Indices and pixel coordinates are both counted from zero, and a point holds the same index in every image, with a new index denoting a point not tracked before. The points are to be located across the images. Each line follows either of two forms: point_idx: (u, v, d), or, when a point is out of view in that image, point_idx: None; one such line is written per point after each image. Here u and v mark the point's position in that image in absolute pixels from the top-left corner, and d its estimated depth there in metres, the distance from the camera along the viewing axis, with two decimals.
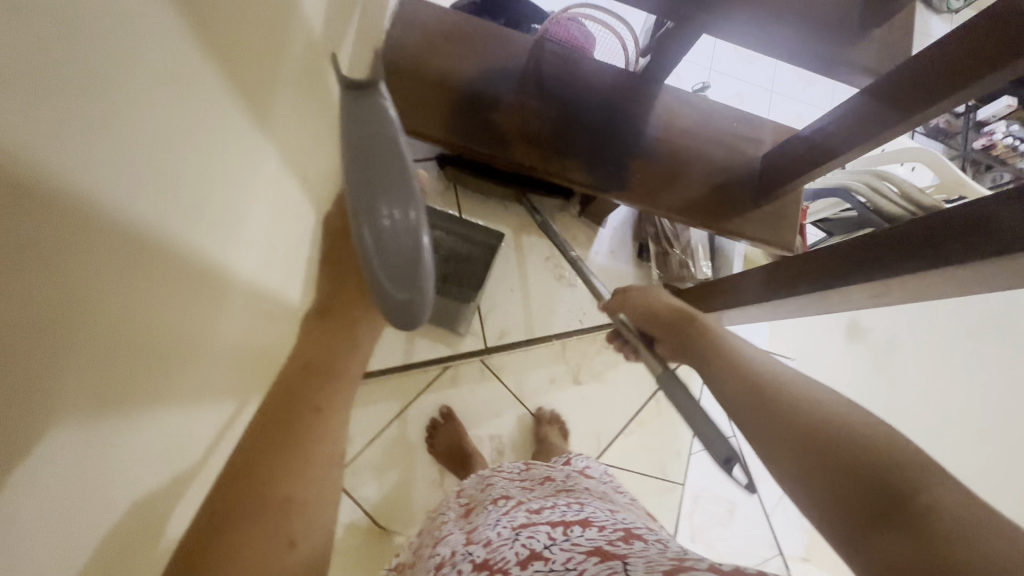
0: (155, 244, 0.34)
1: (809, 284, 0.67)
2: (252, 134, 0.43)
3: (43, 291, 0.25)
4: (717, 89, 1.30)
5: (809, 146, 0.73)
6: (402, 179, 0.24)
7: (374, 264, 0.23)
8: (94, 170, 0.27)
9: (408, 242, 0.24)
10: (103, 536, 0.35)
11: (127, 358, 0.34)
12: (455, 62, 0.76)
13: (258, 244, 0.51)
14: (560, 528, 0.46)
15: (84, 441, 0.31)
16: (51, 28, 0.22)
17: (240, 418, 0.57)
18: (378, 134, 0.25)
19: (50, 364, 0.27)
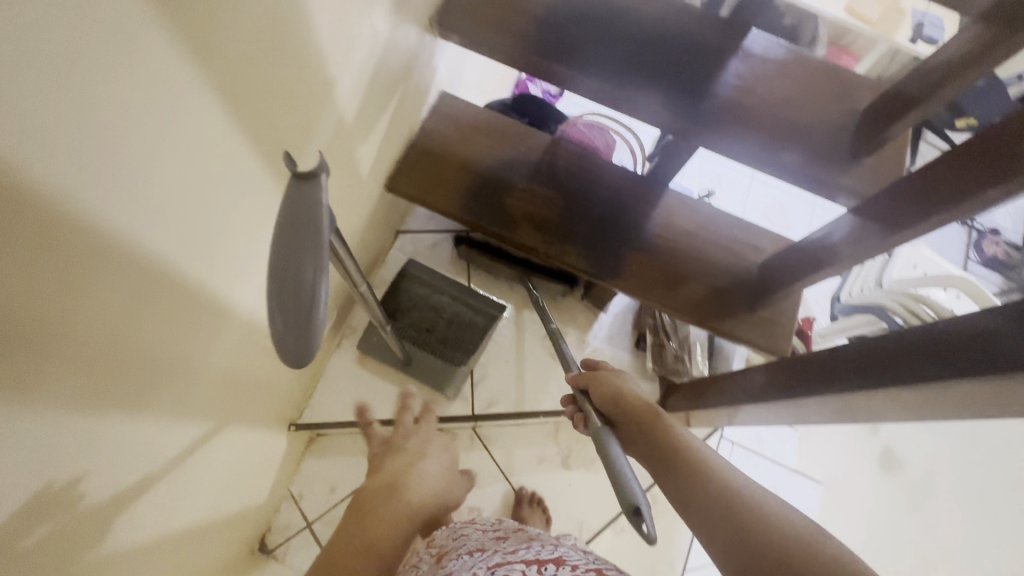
0: (161, 276, 0.41)
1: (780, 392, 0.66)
2: (269, 192, 0.52)
3: (49, 299, 0.31)
4: (760, 198, 1.38)
5: (798, 257, 0.75)
6: (317, 254, 0.28)
7: (278, 299, 0.27)
8: (121, 209, 0.34)
9: (304, 305, 0.27)
10: (56, 522, 0.39)
11: (115, 368, 0.40)
12: (477, 150, 0.86)
13: (262, 285, 0.58)
14: (535, 566, 0.47)
15: (61, 428, 0.36)
16: (114, 107, 0.31)
17: (214, 440, 0.61)
18: (306, 214, 0.27)
19: (43, 356, 0.33)
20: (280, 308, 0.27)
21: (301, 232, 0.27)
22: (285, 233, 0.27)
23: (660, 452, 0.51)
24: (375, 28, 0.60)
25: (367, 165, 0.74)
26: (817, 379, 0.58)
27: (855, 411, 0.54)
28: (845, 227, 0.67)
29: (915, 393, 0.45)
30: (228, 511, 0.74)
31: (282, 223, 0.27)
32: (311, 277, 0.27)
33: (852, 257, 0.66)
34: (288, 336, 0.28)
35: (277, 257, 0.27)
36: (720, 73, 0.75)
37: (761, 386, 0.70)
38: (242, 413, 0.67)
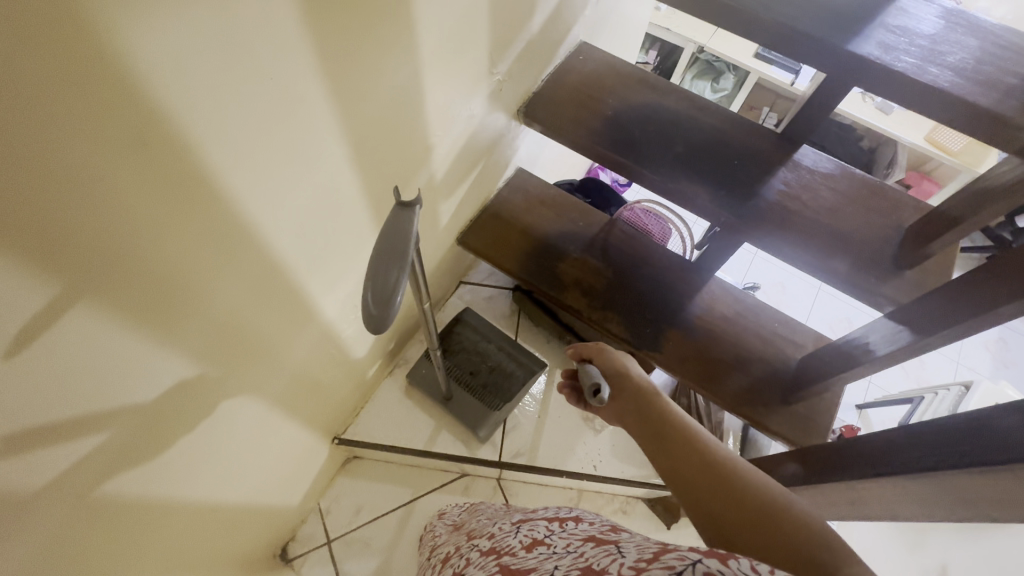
0: (273, 267, 0.53)
1: (802, 483, 0.66)
2: (366, 225, 0.65)
3: (198, 265, 0.44)
4: (824, 309, 1.39)
5: (834, 355, 0.77)
6: (403, 251, 0.37)
7: (371, 280, 0.36)
8: (260, 214, 0.47)
9: (391, 285, 0.36)
10: (150, 449, 0.50)
11: (223, 333, 0.51)
12: (541, 219, 0.98)
13: (344, 300, 0.70)
14: (557, 522, 0.50)
15: (177, 369, 0.48)
16: (275, 146, 0.45)
17: (274, 428, 0.71)
18: (401, 228, 0.38)
19: (184, 304, 0.44)
20: (371, 285, 0.36)
21: (394, 237, 0.37)
22: (384, 237, 0.38)
23: (651, 420, 0.55)
24: (471, 111, 0.75)
25: (445, 218, 0.87)
26: (841, 470, 0.59)
27: (875, 502, 0.55)
28: (885, 328, 0.69)
29: (925, 482, 0.47)
30: (264, 502, 0.81)
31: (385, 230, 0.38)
32: (393, 268, 0.37)
33: (884, 359, 0.68)
34: (370, 305, 0.36)
35: (375, 253, 0.37)
36: (769, 179, 0.82)
37: (786, 478, 0.71)
38: (300, 410, 0.77)
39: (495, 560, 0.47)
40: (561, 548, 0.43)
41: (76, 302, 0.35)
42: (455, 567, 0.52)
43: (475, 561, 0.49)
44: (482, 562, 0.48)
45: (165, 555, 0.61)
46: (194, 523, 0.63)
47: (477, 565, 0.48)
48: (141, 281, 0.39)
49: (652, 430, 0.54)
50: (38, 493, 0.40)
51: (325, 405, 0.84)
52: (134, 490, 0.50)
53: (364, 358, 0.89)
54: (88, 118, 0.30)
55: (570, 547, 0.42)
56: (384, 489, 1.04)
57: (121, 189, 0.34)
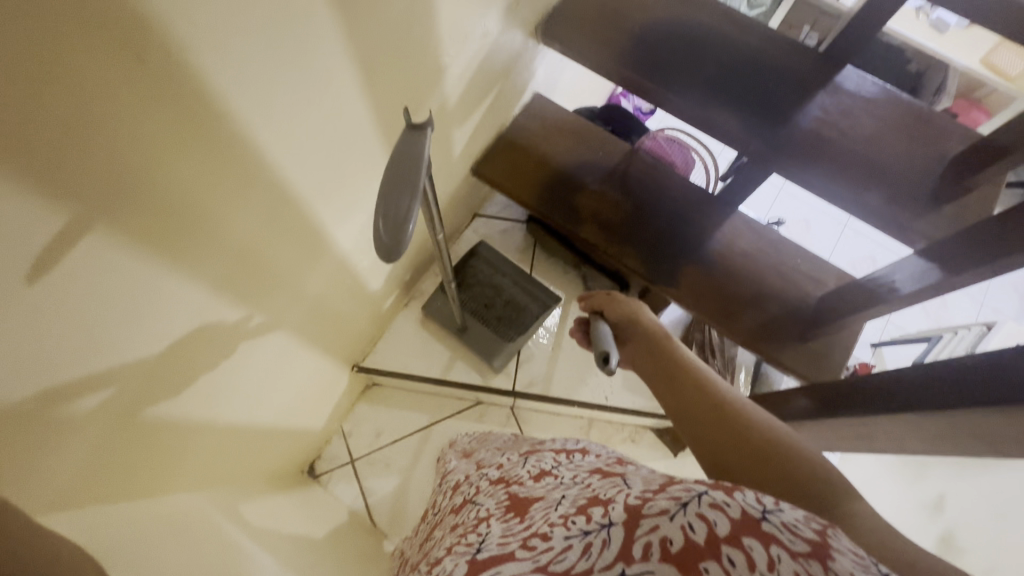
0: (285, 196, 0.52)
1: (811, 416, 0.67)
2: (378, 154, 0.63)
3: (207, 194, 0.42)
4: (848, 247, 1.34)
5: (857, 293, 0.75)
6: (415, 178, 0.36)
7: (383, 208, 0.35)
8: (268, 139, 0.45)
9: (402, 215, 0.35)
10: (182, 375, 0.51)
11: (238, 263, 0.51)
12: (559, 149, 0.94)
13: (358, 231, 0.69)
14: (563, 455, 0.52)
15: (198, 299, 0.48)
16: (280, 66, 0.42)
17: (297, 356, 0.74)
18: (412, 155, 0.36)
19: (198, 235, 0.44)
20: (384, 213, 0.35)
21: (406, 166, 0.36)
22: (396, 165, 0.36)
23: (661, 365, 0.55)
24: (487, 28, 0.70)
25: (459, 147, 0.83)
26: (853, 404, 0.60)
27: (887, 436, 0.55)
28: (915, 262, 0.66)
29: (938, 418, 0.47)
30: (291, 425, 0.86)
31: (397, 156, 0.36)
32: (404, 195, 0.35)
33: (910, 297, 0.66)
34: (381, 237, 0.35)
35: (387, 181, 0.36)
36: (805, 104, 0.77)
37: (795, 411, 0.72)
38: (320, 339, 0.79)
39: (504, 489, 0.49)
40: (568, 479, 0.45)
41: (92, 233, 0.34)
42: (464, 494, 0.55)
43: (484, 489, 0.51)
44: (492, 490, 0.50)
45: (204, 470, 0.66)
46: (226, 442, 0.67)
47: (486, 493, 0.50)
48: (154, 210, 0.38)
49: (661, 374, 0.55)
50: (87, 418, 0.42)
51: (344, 335, 0.86)
52: (169, 413, 0.53)
53: (380, 291, 0.89)
54: (87, 41, 0.28)
55: (577, 479, 0.44)
56: (403, 414, 1.09)
57: (124, 115, 0.32)
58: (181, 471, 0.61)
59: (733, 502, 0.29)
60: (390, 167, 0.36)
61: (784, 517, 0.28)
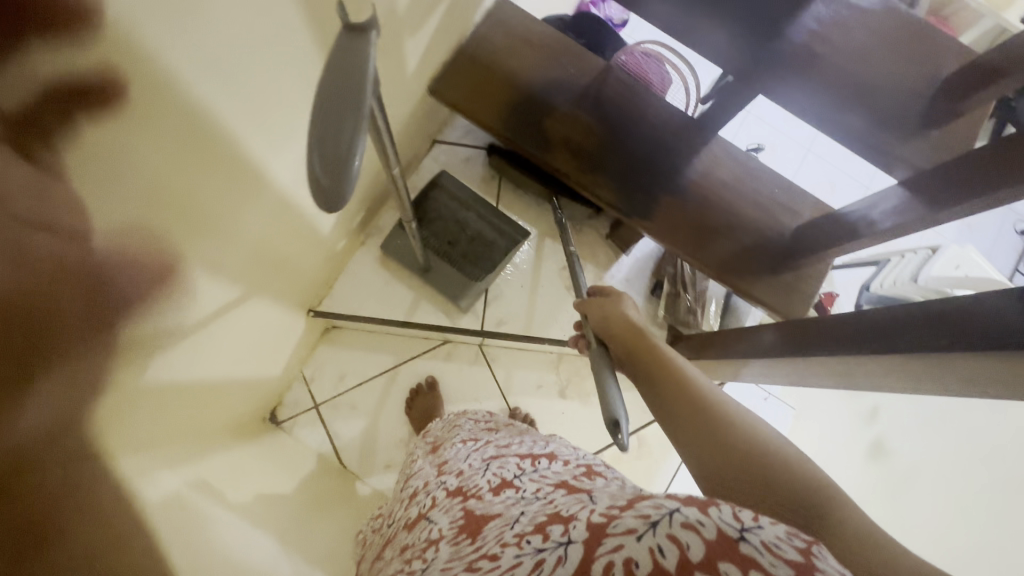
0: (206, 126, 0.43)
1: (787, 349, 0.67)
2: (317, 69, 0.53)
3: (103, 127, 0.33)
4: (808, 171, 1.32)
5: (835, 225, 0.73)
6: (357, 97, 0.28)
7: (316, 142, 0.27)
8: (173, 49, 0.35)
9: (342, 150, 0.27)
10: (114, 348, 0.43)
11: (159, 210, 0.42)
12: (526, 64, 0.83)
13: (300, 163, 0.60)
14: (528, 461, 0.49)
15: (120, 258, 0.39)
16: None
17: (241, 306, 0.66)
18: (353, 67, 0.29)
19: (122, 202, 0.37)
20: (316, 147, 0.27)
21: (345, 84, 0.28)
22: (332, 93, 0.28)
23: (644, 367, 0.51)
24: None
25: (413, 61, 0.72)
26: (830, 342, 0.59)
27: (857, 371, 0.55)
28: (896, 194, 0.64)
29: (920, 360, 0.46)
30: (246, 376, 0.80)
31: (331, 81, 0.28)
32: (341, 125, 0.28)
33: (885, 232, 0.65)
34: (317, 178, 0.28)
35: (321, 104, 0.28)
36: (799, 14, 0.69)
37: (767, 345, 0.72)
38: (267, 286, 0.71)
39: (461, 504, 0.46)
40: (529, 494, 0.43)
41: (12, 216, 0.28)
42: (420, 506, 0.52)
43: (441, 504, 0.48)
44: (448, 505, 0.47)
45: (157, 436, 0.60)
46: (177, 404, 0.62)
47: (442, 508, 0.47)
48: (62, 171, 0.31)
49: (645, 377, 0.51)
50: None
51: (295, 278, 0.79)
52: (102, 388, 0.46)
53: (333, 230, 0.81)
54: None
55: (539, 494, 0.42)
56: (367, 356, 1.05)
57: None
58: None
59: (708, 521, 0.28)
60: (323, 92, 0.28)
61: (764, 535, 0.28)
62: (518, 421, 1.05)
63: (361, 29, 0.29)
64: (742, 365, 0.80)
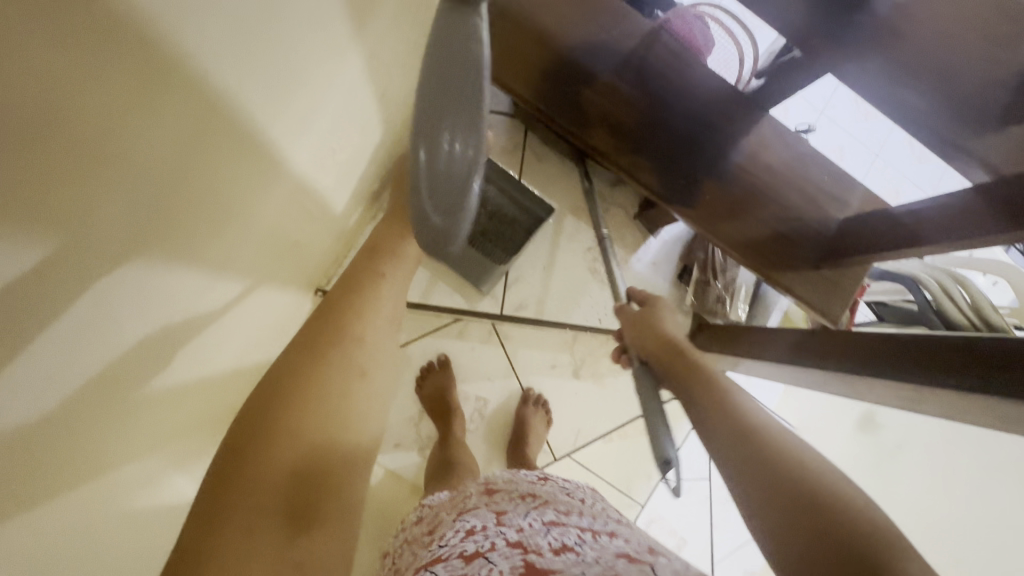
0: (213, 103, 0.36)
1: (819, 358, 0.64)
2: (339, 34, 0.45)
3: (89, 117, 0.26)
4: (818, 134, 1.23)
5: (891, 227, 0.67)
6: (472, 106, 0.28)
7: (427, 181, 0.28)
8: (171, 9, 0.28)
9: (456, 177, 0.28)
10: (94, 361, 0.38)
11: (157, 203, 0.36)
12: (563, 22, 0.73)
13: (317, 143, 0.53)
14: (589, 533, 0.48)
15: (106, 265, 0.34)
16: None
17: (248, 296, 0.60)
18: (466, 56, 0.27)
19: (99, 195, 0.30)
20: (429, 187, 0.28)
21: (455, 86, 0.27)
22: (437, 103, 0.28)
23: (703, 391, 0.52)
24: None
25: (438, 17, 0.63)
26: (885, 366, 0.54)
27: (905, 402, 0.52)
28: (960, 201, 0.58)
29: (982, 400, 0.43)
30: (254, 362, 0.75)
31: (433, 89, 0.28)
32: (460, 162, 0.28)
33: (940, 241, 0.60)
34: (422, 213, 0.29)
35: (422, 113, 0.28)
36: None
37: (792, 347, 0.69)
38: (276, 271, 0.65)
39: (522, 556, 0.42)
40: (591, 559, 0.42)
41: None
42: (477, 542, 0.45)
43: (500, 549, 0.43)
44: (507, 552, 0.42)
45: (159, 437, 0.57)
46: (183, 404, 0.57)
47: (501, 553, 0.42)
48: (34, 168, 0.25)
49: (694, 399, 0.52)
50: None
51: (306, 259, 0.72)
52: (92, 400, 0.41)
53: (347, 206, 0.74)
54: None
55: (602, 561, 0.42)
56: None
57: None
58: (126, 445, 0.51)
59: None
60: (425, 108, 0.28)
61: None
62: (530, 403, 1.03)
63: (464, 1, 0.27)
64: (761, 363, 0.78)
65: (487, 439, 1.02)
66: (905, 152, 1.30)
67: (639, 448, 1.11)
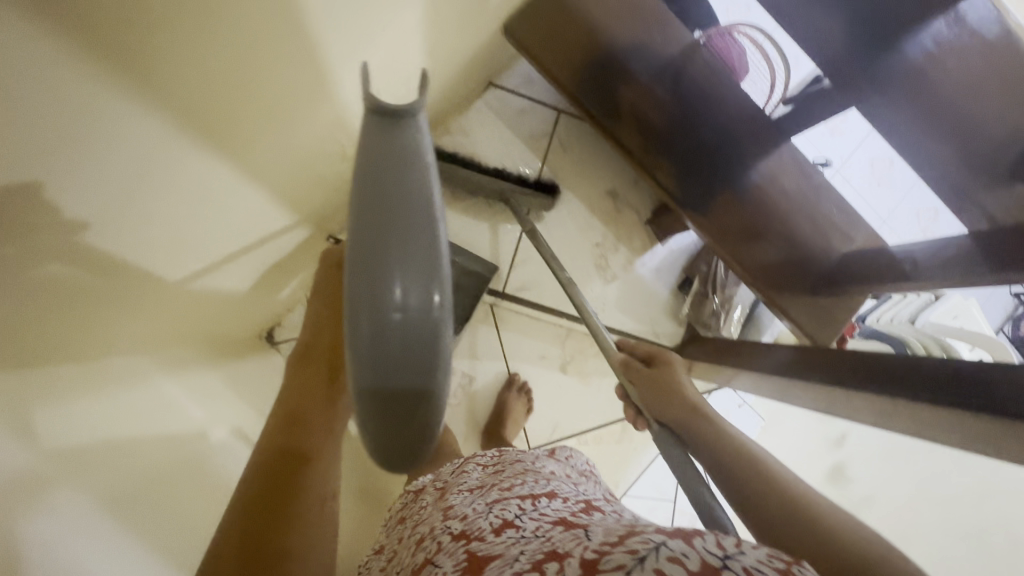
0: (283, 10, 0.39)
1: (797, 369, 0.66)
2: None
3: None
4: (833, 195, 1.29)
5: (886, 262, 0.70)
6: (426, 214, 0.23)
7: (368, 358, 0.22)
8: None
9: (418, 352, 0.22)
10: (90, 230, 0.38)
11: (198, 87, 0.38)
12: (611, 20, 0.76)
13: (367, 75, 0.56)
14: (529, 500, 0.47)
15: (131, 128, 0.35)
16: None
17: (258, 213, 0.61)
18: (406, 168, 0.24)
19: (169, 66, 0.34)
20: (371, 375, 0.22)
21: (391, 214, 0.23)
22: (382, 252, 0.22)
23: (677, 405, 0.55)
24: None
25: None
26: (861, 380, 0.55)
27: (874, 416, 0.54)
28: (954, 247, 0.61)
29: (937, 413, 0.45)
30: (250, 289, 0.76)
31: (369, 236, 0.22)
32: (423, 312, 0.22)
33: (929, 280, 0.64)
34: (377, 394, 0.22)
35: (356, 265, 0.22)
36: (919, 25, 0.61)
37: (778, 361, 0.71)
38: (292, 198, 0.67)
39: (465, 546, 0.42)
40: (530, 533, 0.40)
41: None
42: (425, 550, 0.46)
43: (446, 547, 0.44)
44: (453, 549, 0.43)
45: (146, 331, 0.57)
46: (169, 310, 0.58)
47: (447, 552, 0.43)
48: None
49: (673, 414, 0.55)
50: None
51: (322, 197, 0.74)
52: (97, 268, 0.42)
53: None
54: None
55: (539, 532, 0.40)
56: None
57: None
58: (121, 331, 0.53)
59: (693, 553, 0.29)
60: (358, 262, 0.22)
61: (746, 561, 0.29)
62: (513, 387, 1.03)
63: (394, 115, 0.25)
64: (742, 376, 0.79)
65: (465, 416, 1.03)
66: (910, 222, 1.37)
67: (611, 452, 1.13)
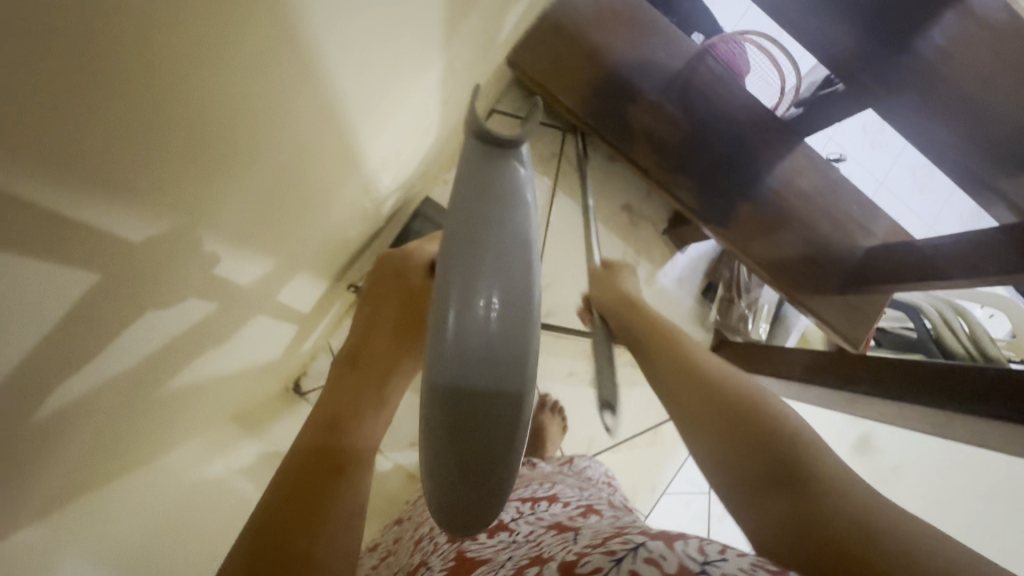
0: (308, 121, 0.38)
1: (836, 379, 0.67)
2: (430, 51, 0.47)
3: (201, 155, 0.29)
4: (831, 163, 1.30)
5: (911, 259, 0.69)
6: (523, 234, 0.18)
7: (450, 378, 0.17)
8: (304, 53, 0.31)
9: (505, 384, 0.17)
10: (143, 361, 0.38)
11: (234, 214, 0.37)
12: (613, 42, 0.76)
13: (389, 143, 0.55)
14: (527, 504, 0.47)
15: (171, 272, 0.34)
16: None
17: (290, 286, 0.61)
18: (499, 186, 0.19)
19: (214, 202, 0.33)
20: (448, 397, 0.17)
21: (484, 228, 0.18)
22: (470, 267, 0.17)
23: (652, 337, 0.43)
24: None
25: (504, 31, 0.67)
26: (911, 392, 0.55)
27: (931, 427, 0.54)
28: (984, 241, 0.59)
29: (1000, 430, 0.45)
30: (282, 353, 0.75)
31: (458, 244, 0.18)
32: (509, 336, 0.17)
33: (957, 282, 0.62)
34: (459, 427, 0.17)
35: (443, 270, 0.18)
36: (929, 22, 0.58)
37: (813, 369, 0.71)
38: (320, 262, 0.66)
39: (455, 544, 0.41)
40: (521, 538, 0.39)
41: (22, 204, 0.20)
42: (420, 551, 0.45)
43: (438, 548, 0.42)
44: (444, 549, 0.41)
45: (189, 421, 0.57)
46: (211, 396, 0.58)
47: (438, 553, 0.41)
48: (121, 119, 0.22)
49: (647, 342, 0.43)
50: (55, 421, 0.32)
51: (346, 252, 0.73)
52: (149, 387, 0.42)
53: (390, 205, 0.75)
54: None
55: (531, 538, 0.38)
56: None
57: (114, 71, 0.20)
58: (167, 430, 0.52)
59: (671, 555, 0.26)
60: (446, 269, 0.18)
61: (726, 566, 0.25)
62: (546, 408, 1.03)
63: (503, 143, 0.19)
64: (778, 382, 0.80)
65: None
66: (908, 182, 1.39)
67: (647, 458, 1.13)
